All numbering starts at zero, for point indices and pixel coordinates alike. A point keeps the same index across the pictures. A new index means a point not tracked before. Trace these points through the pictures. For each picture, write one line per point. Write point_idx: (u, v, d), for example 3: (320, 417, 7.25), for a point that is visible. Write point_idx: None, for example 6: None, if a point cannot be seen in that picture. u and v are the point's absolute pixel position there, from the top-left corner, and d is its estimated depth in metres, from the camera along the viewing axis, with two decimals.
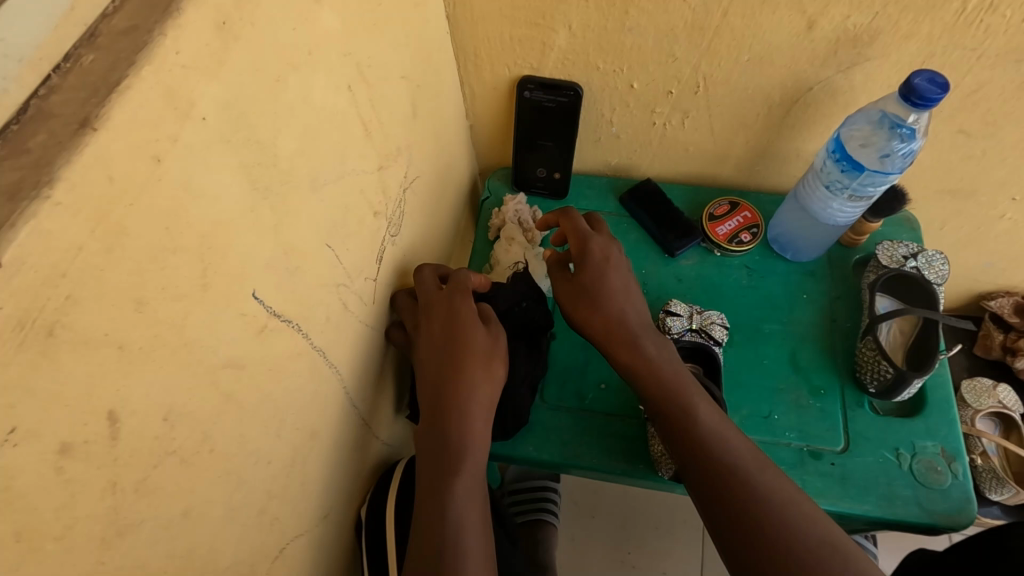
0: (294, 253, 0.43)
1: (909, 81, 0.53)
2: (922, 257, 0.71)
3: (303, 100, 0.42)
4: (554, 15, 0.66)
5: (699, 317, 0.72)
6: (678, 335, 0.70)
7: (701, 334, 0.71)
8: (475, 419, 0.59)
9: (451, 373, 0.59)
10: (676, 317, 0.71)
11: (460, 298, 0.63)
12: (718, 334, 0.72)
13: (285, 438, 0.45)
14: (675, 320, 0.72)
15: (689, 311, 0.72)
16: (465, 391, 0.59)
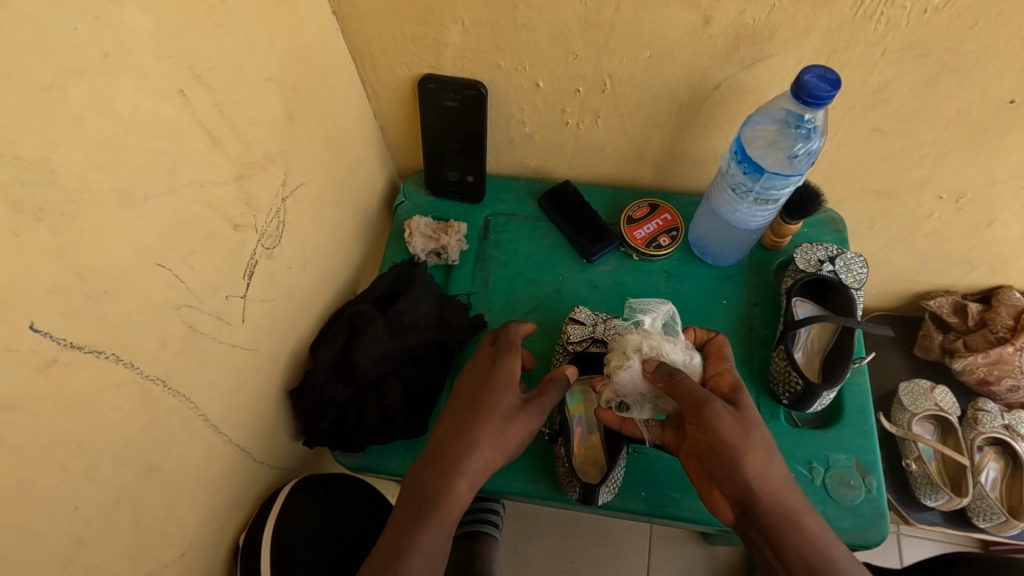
0: (98, 275, 0.38)
1: (799, 78, 0.51)
2: (839, 259, 0.70)
3: (98, 107, 0.37)
4: (442, 11, 0.61)
5: (604, 325, 0.69)
6: (580, 345, 0.69)
7: (605, 344, 0.69)
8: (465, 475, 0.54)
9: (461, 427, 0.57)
10: (577, 324, 0.69)
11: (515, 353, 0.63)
12: None
13: (104, 479, 0.41)
14: (578, 328, 0.69)
15: (594, 319, 0.69)
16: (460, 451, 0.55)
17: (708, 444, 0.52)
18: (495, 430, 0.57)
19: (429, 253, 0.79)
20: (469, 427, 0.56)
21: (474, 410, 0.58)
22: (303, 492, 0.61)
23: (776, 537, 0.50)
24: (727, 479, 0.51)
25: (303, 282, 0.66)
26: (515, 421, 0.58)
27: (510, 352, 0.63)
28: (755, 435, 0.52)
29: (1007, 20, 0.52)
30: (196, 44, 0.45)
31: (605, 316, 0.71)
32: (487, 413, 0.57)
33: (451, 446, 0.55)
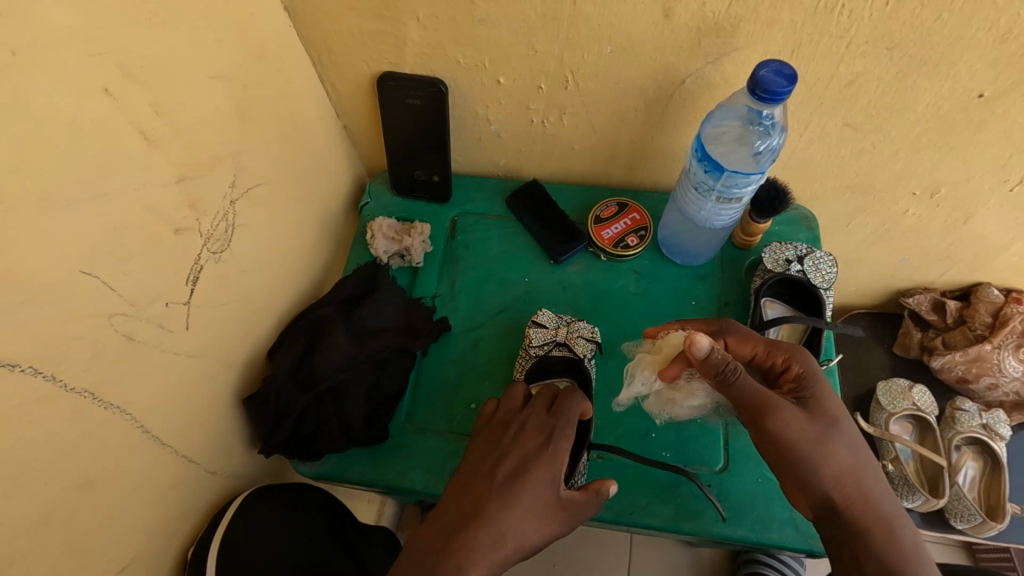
0: (13, 285, 0.37)
1: (755, 74, 0.51)
2: (807, 258, 0.69)
3: (8, 107, 0.35)
4: (397, 5, 0.59)
5: (565, 329, 0.69)
6: (541, 349, 0.68)
7: (566, 348, 0.69)
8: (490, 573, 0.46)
9: (501, 504, 0.49)
10: (538, 327, 0.69)
11: (568, 438, 0.54)
12: (583, 349, 0.69)
13: (27, 497, 0.39)
14: (539, 331, 0.69)
15: (555, 322, 0.70)
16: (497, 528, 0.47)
17: (778, 447, 0.51)
18: (538, 518, 0.49)
19: (394, 254, 0.78)
20: (504, 506, 0.49)
21: (511, 490, 0.50)
22: (258, 502, 0.60)
23: (858, 536, 0.50)
24: (802, 480, 0.51)
25: (260, 287, 0.65)
26: (546, 523, 0.50)
27: (565, 430, 0.54)
28: (829, 434, 0.51)
29: (973, 12, 0.50)
30: (125, 40, 0.43)
31: (568, 319, 0.71)
32: (490, 517, 0.48)
33: (475, 530, 0.47)
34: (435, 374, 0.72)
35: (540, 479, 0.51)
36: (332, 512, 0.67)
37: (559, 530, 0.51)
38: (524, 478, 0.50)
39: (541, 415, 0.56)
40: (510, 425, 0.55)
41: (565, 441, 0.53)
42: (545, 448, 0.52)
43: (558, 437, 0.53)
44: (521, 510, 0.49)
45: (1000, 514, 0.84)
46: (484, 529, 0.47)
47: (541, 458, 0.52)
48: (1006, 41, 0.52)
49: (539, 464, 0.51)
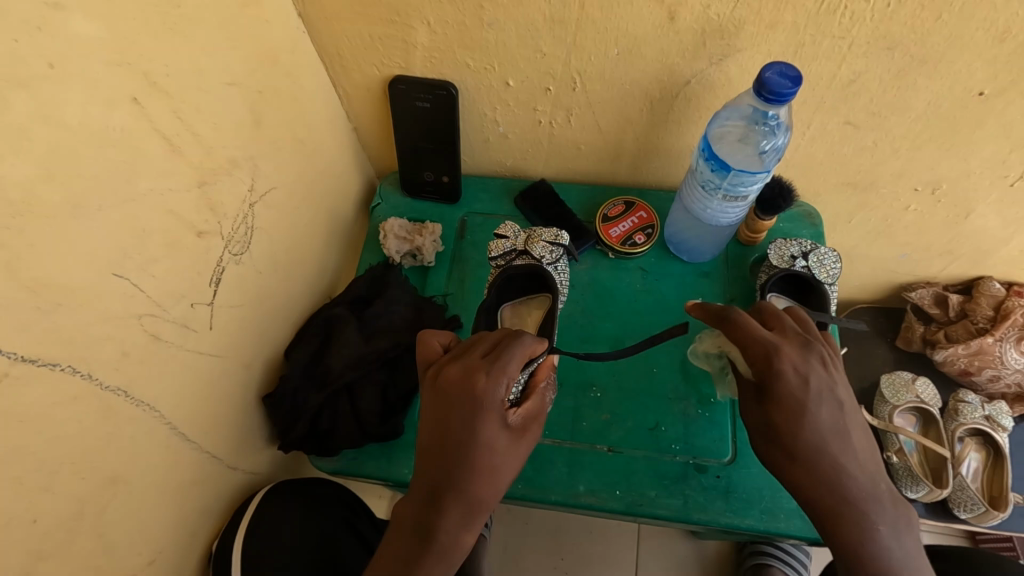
0: (49, 289, 0.38)
1: (761, 76, 0.52)
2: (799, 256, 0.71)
3: (43, 118, 0.37)
4: (407, 11, 0.61)
5: (524, 237, 0.72)
6: (506, 259, 0.72)
7: (526, 254, 0.71)
8: (473, 526, 0.47)
9: (461, 462, 0.47)
10: (499, 239, 0.73)
11: (505, 375, 0.49)
12: (541, 250, 0.71)
13: (63, 491, 0.41)
14: (502, 243, 0.73)
15: (514, 232, 0.73)
16: (468, 486, 0.47)
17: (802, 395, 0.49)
18: (500, 455, 0.49)
19: (405, 254, 0.79)
20: (468, 475, 0.47)
21: (467, 455, 0.47)
22: (278, 497, 0.61)
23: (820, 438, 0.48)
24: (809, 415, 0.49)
25: (276, 287, 0.66)
26: (509, 461, 0.50)
27: (501, 372, 0.49)
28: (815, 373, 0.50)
29: (973, 12, 0.51)
30: (150, 50, 0.44)
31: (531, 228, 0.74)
32: (456, 470, 0.47)
33: (449, 493, 0.47)
34: None
35: (490, 433, 0.48)
36: (348, 506, 0.69)
37: (524, 445, 0.51)
38: (476, 441, 0.47)
39: (473, 356, 0.50)
40: (443, 382, 0.49)
41: (502, 383, 0.49)
42: (483, 399, 0.48)
43: (495, 381, 0.49)
44: (479, 462, 0.47)
45: (1003, 504, 0.86)
46: (457, 501, 0.47)
47: (483, 410, 0.48)
48: (1004, 40, 0.53)
49: (486, 418, 0.48)
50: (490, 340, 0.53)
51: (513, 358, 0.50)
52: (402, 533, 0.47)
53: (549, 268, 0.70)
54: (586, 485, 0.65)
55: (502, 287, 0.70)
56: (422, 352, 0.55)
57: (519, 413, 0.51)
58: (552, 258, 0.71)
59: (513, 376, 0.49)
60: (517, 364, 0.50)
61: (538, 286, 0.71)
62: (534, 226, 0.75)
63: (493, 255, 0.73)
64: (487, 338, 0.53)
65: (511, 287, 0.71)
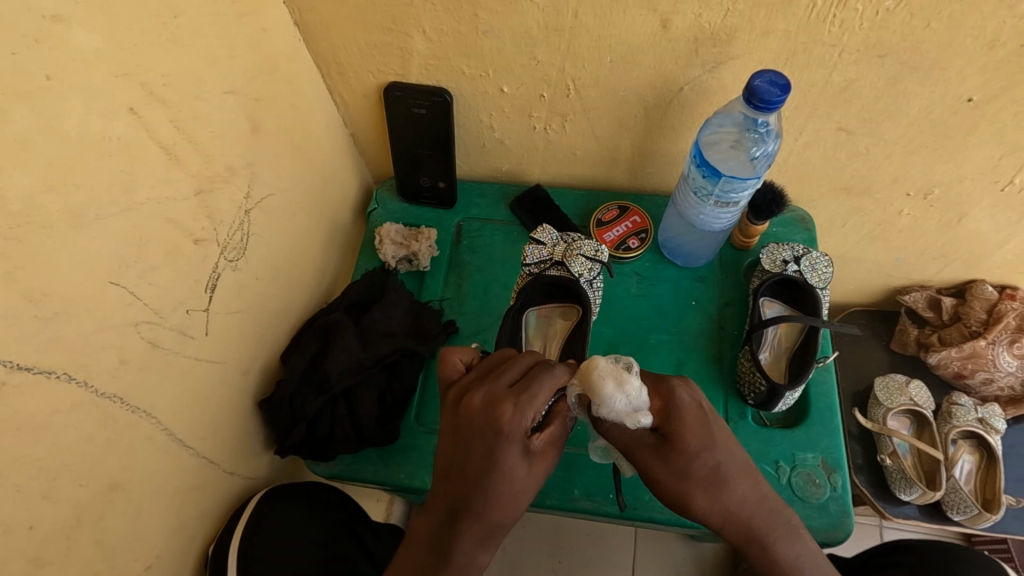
0: (48, 298, 0.39)
1: (750, 84, 0.53)
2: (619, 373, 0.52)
3: (42, 129, 0.37)
4: (404, 19, 0.61)
5: (562, 247, 0.72)
6: (540, 267, 0.72)
7: (562, 266, 0.72)
8: (488, 545, 0.49)
9: (480, 489, 0.48)
10: (535, 246, 0.72)
11: (530, 408, 0.48)
12: (579, 267, 0.71)
13: (62, 498, 0.41)
14: (539, 249, 0.72)
15: (553, 240, 0.72)
16: (485, 512, 0.48)
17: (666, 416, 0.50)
18: (520, 483, 0.48)
19: (402, 259, 0.80)
20: (488, 503, 0.48)
21: (487, 484, 0.47)
22: (275, 501, 0.62)
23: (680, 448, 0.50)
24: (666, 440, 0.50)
25: (273, 292, 0.67)
26: (530, 487, 0.49)
27: (527, 404, 0.48)
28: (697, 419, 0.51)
29: (962, 21, 0.52)
30: (149, 60, 0.45)
31: (571, 236, 0.74)
32: (474, 496, 0.48)
33: (468, 516, 0.48)
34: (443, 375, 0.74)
35: (513, 464, 0.47)
36: (345, 509, 0.70)
37: (546, 471, 0.51)
38: (496, 471, 0.47)
39: (500, 385, 0.49)
40: (467, 411, 0.49)
41: (527, 414, 0.48)
42: (506, 431, 0.47)
43: (520, 413, 0.47)
44: (499, 490, 0.48)
45: (996, 505, 0.87)
46: (478, 526, 0.48)
47: (507, 442, 0.47)
48: (993, 48, 0.54)
49: (509, 448, 0.47)
50: (519, 365, 0.52)
51: (541, 390, 0.48)
52: (422, 544, 0.50)
53: (584, 285, 0.71)
54: (582, 488, 0.66)
55: (531, 293, 0.70)
56: (447, 371, 0.54)
57: (543, 437, 0.49)
58: (589, 275, 0.71)
59: (538, 409, 0.48)
60: (545, 396, 0.48)
61: (569, 297, 0.71)
62: (570, 232, 0.75)
63: (528, 260, 0.72)
64: (516, 362, 0.52)
65: (539, 293, 0.71)
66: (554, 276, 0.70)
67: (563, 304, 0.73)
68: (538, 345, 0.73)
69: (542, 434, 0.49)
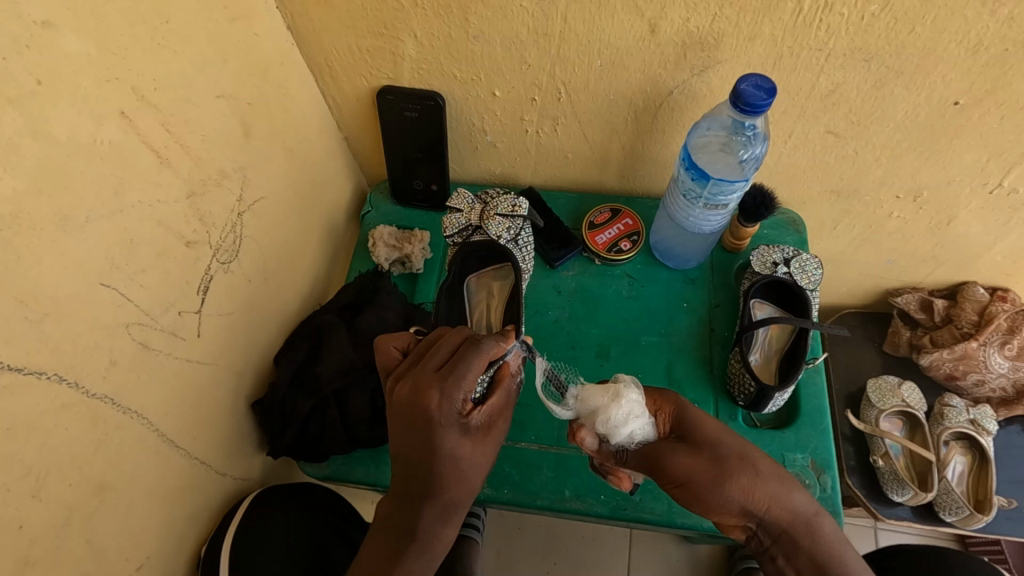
0: (37, 300, 0.39)
1: (737, 88, 0.54)
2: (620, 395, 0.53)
3: (33, 134, 0.38)
4: (395, 24, 0.62)
5: (477, 212, 0.72)
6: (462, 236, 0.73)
7: (481, 230, 0.72)
8: (449, 517, 0.51)
9: (422, 469, 0.49)
10: (452, 215, 0.72)
11: (458, 391, 0.48)
12: (497, 229, 0.72)
13: (51, 498, 0.41)
14: (457, 217, 0.73)
15: (467, 206, 0.73)
16: (437, 489, 0.50)
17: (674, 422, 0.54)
18: (463, 460, 0.50)
19: (395, 262, 0.81)
20: (435, 480, 0.49)
21: (429, 466, 0.49)
22: (267, 502, 0.62)
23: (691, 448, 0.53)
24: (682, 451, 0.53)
25: (265, 294, 0.67)
26: (477, 459, 0.51)
27: (455, 387, 0.48)
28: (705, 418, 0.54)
29: (945, 26, 0.53)
30: (140, 65, 0.45)
31: (484, 198, 0.74)
32: (421, 476, 0.49)
33: (420, 494, 0.50)
34: None
35: (451, 445, 0.49)
36: (336, 512, 0.70)
37: (493, 443, 0.52)
38: (434, 454, 0.48)
39: (426, 371, 0.49)
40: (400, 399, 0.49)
41: (454, 398, 0.48)
42: (435, 417, 0.48)
43: (449, 397, 0.48)
44: (442, 470, 0.49)
45: (987, 506, 0.87)
46: (433, 504, 0.50)
47: (439, 427, 0.48)
48: (978, 52, 0.55)
49: (443, 430, 0.48)
50: (447, 347, 0.50)
51: (469, 370, 0.48)
52: (383, 520, 0.52)
53: (509, 246, 0.72)
54: (573, 489, 0.66)
55: (463, 261, 0.71)
56: (388, 351, 0.55)
57: (482, 411, 0.50)
58: (509, 234, 0.72)
59: (467, 391, 0.48)
60: (473, 376, 0.48)
61: (498, 259, 0.72)
62: (487, 193, 0.75)
63: (448, 231, 0.73)
64: (444, 343, 0.51)
65: (472, 259, 0.71)
66: (476, 242, 0.70)
67: (498, 265, 0.74)
68: (482, 309, 0.74)
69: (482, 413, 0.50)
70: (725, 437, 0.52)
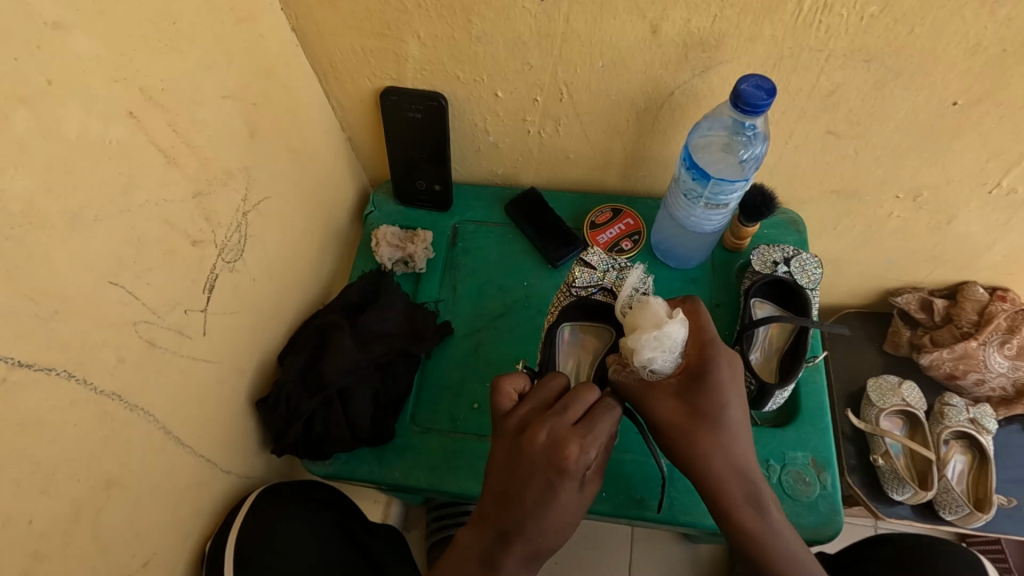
0: (46, 297, 0.40)
1: (737, 88, 0.54)
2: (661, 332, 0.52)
3: (43, 133, 0.38)
4: (398, 25, 0.63)
5: (612, 275, 0.70)
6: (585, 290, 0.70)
7: (610, 293, 0.70)
8: (530, 569, 0.50)
9: (533, 516, 0.49)
10: (583, 270, 0.70)
11: (592, 445, 0.49)
12: None
13: (60, 494, 0.42)
14: (587, 273, 0.71)
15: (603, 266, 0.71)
16: (536, 535, 0.49)
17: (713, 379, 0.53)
18: (574, 505, 0.50)
19: (398, 261, 0.81)
20: (534, 529, 0.49)
21: (540, 514, 0.48)
22: (271, 499, 0.62)
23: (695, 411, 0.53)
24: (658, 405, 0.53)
25: (269, 294, 0.67)
26: (577, 513, 0.51)
27: (592, 443, 0.49)
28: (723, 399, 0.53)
29: (944, 26, 0.53)
30: (147, 66, 0.46)
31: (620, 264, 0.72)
32: (525, 520, 0.49)
33: (510, 543, 0.49)
34: (438, 377, 0.75)
35: (568, 500, 0.49)
36: (339, 510, 0.70)
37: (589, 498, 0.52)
38: (550, 504, 0.48)
39: (562, 424, 0.50)
40: (523, 473, 0.49)
41: (590, 452, 0.49)
42: (570, 469, 0.48)
43: (586, 451, 0.49)
44: (550, 518, 0.49)
45: (987, 505, 0.87)
46: (524, 548, 0.49)
47: (566, 477, 0.48)
48: (976, 52, 0.55)
49: (564, 482, 0.49)
50: (584, 401, 0.52)
51: (600, 426, 0.50)
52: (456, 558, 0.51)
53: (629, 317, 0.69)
54: None
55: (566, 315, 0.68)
56: (522, 415, 0.52)
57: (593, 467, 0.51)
58: None
59: (599, 444, 0.50)
60: (605, 430, 0.50)
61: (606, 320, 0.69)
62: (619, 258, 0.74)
63: (576, 282, 0.71)
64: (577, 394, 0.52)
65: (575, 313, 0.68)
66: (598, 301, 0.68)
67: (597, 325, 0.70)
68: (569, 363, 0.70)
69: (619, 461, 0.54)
70: (686, 412, 0.53)
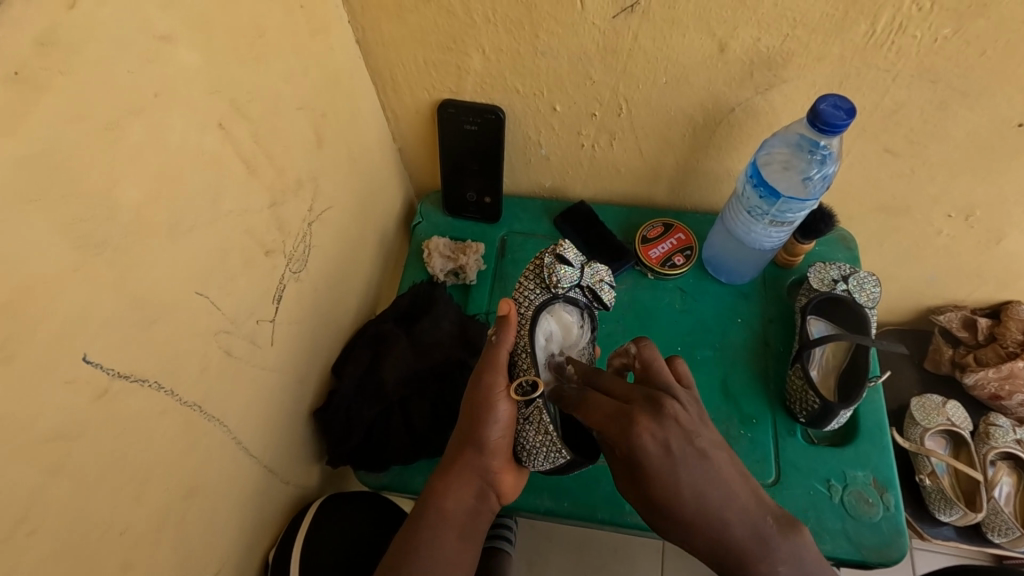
0: (149, 306, 0.40)
1: (815, 108, 0.54)
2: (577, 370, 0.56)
3: (151, 143, 0.38)
4: (464, 39, 0.63)
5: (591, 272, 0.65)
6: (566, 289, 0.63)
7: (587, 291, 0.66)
8: (466, 462, 0.57)
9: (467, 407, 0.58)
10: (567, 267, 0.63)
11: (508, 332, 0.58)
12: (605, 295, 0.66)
13: (149, 502, 0.42)
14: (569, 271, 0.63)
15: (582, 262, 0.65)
16: (482, 426, 0.56)
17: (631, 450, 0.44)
18: (492, 396, 0.56)
19: (448, 273, 0.81)
20: (465, 421, 0.58)
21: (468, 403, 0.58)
22: (330, 508, 0.63)
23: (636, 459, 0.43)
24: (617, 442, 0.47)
25: (326, 303, 0.67)
26: (498, 411, 0.56)
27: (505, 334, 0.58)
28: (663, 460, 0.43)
29: (1018, 48, 0.53)
30: (237, 77, 0.46)
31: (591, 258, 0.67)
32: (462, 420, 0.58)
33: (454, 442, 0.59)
34: None
35: (486, 384, 0.56)
36: None
37: (503, 412, 0.56)
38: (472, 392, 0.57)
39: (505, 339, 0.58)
40: (491, 403, 0.56)
41: (505, 348, 0.57)
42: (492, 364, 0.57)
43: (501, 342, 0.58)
44: (472, 413, 0.57)
45: None
46: (458, 441, 0.58)
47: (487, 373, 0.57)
48: None
49: (489, 371, 0.57)
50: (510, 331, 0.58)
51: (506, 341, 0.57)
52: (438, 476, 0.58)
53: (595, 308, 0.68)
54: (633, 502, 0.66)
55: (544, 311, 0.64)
56: (495, 358, 0.57)
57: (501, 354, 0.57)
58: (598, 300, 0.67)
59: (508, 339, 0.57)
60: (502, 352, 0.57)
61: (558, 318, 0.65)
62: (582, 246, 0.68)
63: (562, 283, 0.63)
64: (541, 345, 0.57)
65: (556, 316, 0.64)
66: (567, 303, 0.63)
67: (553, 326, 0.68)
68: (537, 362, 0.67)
69: (569, 454, 0.56)
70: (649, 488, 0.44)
